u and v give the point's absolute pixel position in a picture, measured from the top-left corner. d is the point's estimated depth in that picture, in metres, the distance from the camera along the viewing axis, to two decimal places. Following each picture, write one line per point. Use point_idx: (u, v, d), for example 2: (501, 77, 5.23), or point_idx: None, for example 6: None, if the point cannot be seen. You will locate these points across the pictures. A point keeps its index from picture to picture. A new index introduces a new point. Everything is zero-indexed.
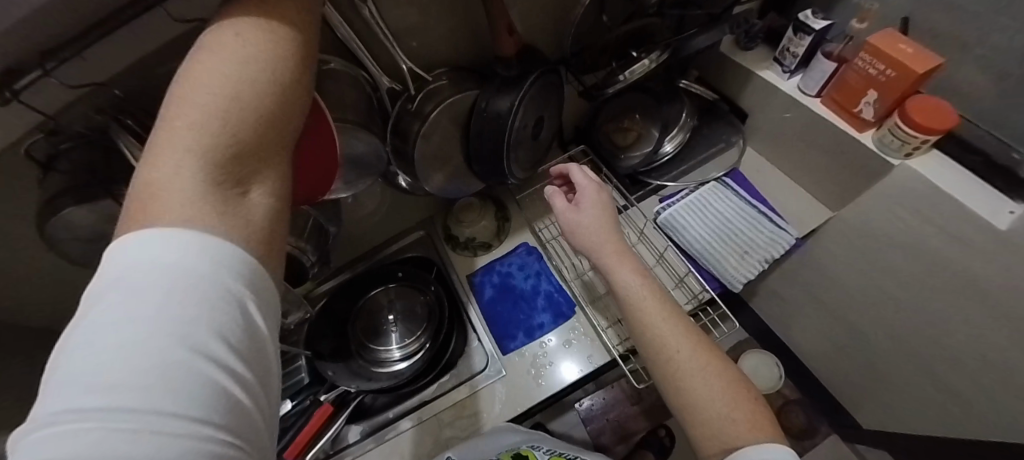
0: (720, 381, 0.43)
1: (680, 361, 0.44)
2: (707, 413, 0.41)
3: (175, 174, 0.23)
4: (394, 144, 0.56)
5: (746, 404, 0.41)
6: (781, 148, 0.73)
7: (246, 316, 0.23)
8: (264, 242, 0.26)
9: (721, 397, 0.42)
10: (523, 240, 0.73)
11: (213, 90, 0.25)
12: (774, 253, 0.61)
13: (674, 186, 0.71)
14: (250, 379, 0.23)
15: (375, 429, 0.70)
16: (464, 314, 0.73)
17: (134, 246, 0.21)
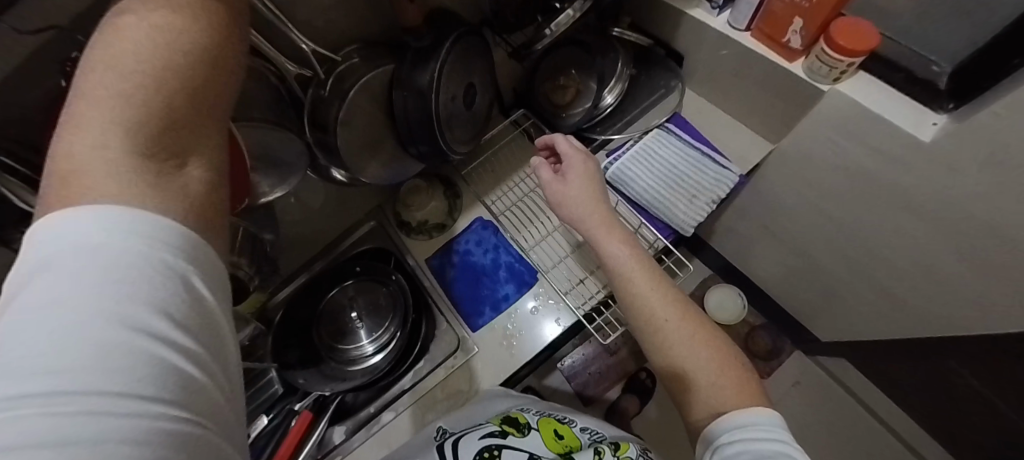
0: (708, 349, 0.43)
1: (669, 327, 0.44)
2: (696, 378, 0.41)
3: (97, 146, 0.19)
4: (315, 137, 0.52)
5: (734, 371, 0.41)
6: (719, 87, 0.73)
7: (194, 291, 0.20)
8: (206, 219, 0.22)
9: (709, 364, 0.42)
10: (477, 215, 0.71)
11: (132, 45, 0.21)
12: (722, 192, 0.62)
13: (619, 139, 0.69)
14: (207, 358, 0.20)
15: (359, 426, 0.70)
16: (429, 298, 0.71)
17: (57, 225, 0.17)
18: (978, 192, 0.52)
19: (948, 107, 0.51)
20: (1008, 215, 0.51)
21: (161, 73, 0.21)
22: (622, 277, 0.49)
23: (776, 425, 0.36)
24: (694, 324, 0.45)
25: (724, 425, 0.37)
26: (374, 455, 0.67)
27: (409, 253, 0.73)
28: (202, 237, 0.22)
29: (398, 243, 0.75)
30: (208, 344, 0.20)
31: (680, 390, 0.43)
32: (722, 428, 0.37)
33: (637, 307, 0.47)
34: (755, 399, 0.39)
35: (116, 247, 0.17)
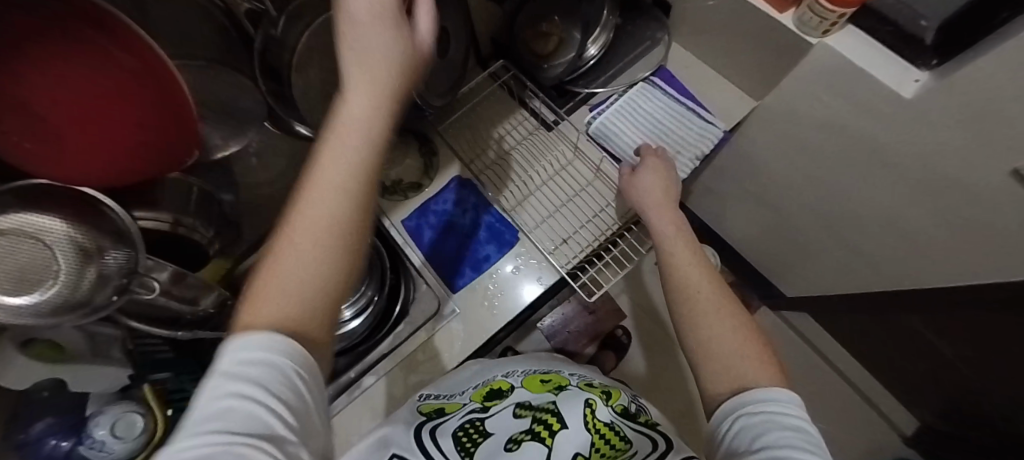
0: (733, 320, 0.39)
1: (699, 297, 0.42)
2: (714, 343, 0.38)
3: (286, 274, 0.22)
4: (270, 90, 0.48)
5: (762, 355, 0.36)
6: (706, 38, 0.70)
7: (299, 391, 0.20)
8: (326, 326, 0.24)
9: (732, 337, 0.38)
10: (454, 173, 0.68)
11: (331, 178, 0.24)
12: (706, 147, 0.61)
13: (604, 93, 0.67)
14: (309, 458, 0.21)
15: (340, 392, 0.66)
16: (405, 259, 0.68)
17: (244, 344, 0.20)
18: (953, 150, 0.52)
19: (932, 64, 0.49)
20: (978, 173, 0.52)
21: (330, 192, 0.24)
22: (664, 248, 0.48)
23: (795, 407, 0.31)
24: (727, 300, 0.41)
25: (756, 401, 0.32)
26: (359, 418, 0.65)
27: (384, 214, 0.68)
28: (314, 351, 0.23)
29: (372, 203, 0.71)
30: (308, 424, 0.21)
31: (693, 357, 0.39)
32: (749, 404, 0.32)
33: (674, 275, 0.45)
34: (780, 382, 0.34)
35: (253, 356, 0.19)
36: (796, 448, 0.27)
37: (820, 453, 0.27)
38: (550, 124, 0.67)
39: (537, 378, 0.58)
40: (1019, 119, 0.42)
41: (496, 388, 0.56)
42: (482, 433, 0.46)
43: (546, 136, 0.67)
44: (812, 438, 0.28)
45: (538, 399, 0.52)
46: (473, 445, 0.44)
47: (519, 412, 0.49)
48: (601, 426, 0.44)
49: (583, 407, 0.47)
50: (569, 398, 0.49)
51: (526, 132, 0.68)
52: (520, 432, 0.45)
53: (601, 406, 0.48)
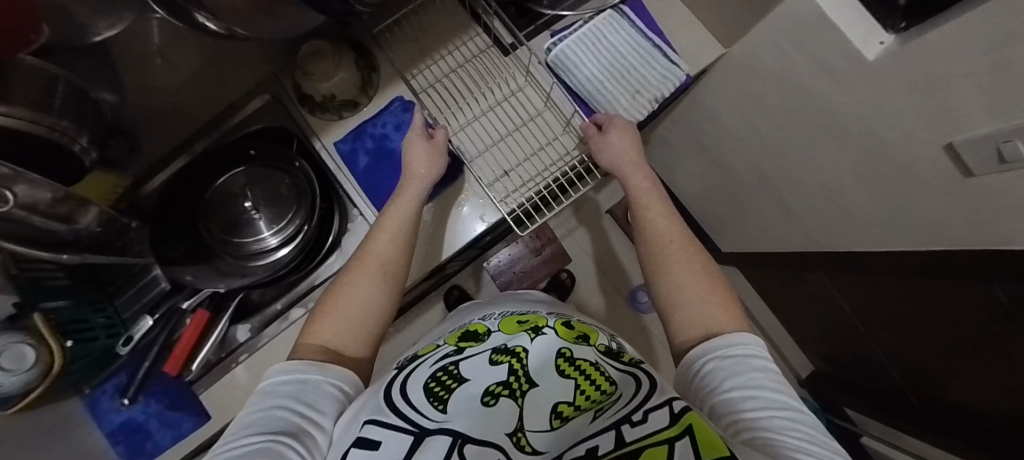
0: (702, 284, 0.46)
1: (665, 256, 0.49)
2: (688, 303, 0.45)
3: None
4: None
5: (721, 298, 0.45)
6: None
7: None
8: None
9: (695, 288, 0.46)
10: (397, 94, 0.61)
11: None
12: (666, 91, 0.58)
13: (569, 19, 0.62)
14: None
15: (268, 322, 0.65)
16: (338, 188, 0.63)
17: None
18: (895, 112, 0.53)
19: (899, 27, 0.48)
20: (910, 137, 0.54)
21: None
22: (639, 210, 0.54)
23: (755, 349, 0.38)
24: (689, 254, 0.49)
25: (717, 344, 0.40)
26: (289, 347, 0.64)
27: (314, 136, 0.62)
28: None
29: (301, 124, 0.63)
30: None
31: (667, 311, 0.46)
32: (710, 350, 0.40)
33: (647, 235, 0.52)
34: (741, 327, 0.42)
35: None
36: (749, 372, 0.36)
37: (764, 369, 0.36)
38: (507, 48, 0.61)
39: (514, 320, 0.59)
40: (957, 89, 0.44)
41: (473, 332, 0.58)
42: (456, 379, 0.44)
43: (501, 60, 0.61)
44: (761, 363, 0.37)
45: (517, 343, 0.50)
46: (445, 393, 0.42)
47: (496, 358, 0.48)
48: (584, 369, 0.44)
49: (560, 353, 0.47)
50: (545, 345, 0.49)
51: (478, 54, 0.61)
52: (495, 383, 0.43)
53: (581, 350, 0.49)
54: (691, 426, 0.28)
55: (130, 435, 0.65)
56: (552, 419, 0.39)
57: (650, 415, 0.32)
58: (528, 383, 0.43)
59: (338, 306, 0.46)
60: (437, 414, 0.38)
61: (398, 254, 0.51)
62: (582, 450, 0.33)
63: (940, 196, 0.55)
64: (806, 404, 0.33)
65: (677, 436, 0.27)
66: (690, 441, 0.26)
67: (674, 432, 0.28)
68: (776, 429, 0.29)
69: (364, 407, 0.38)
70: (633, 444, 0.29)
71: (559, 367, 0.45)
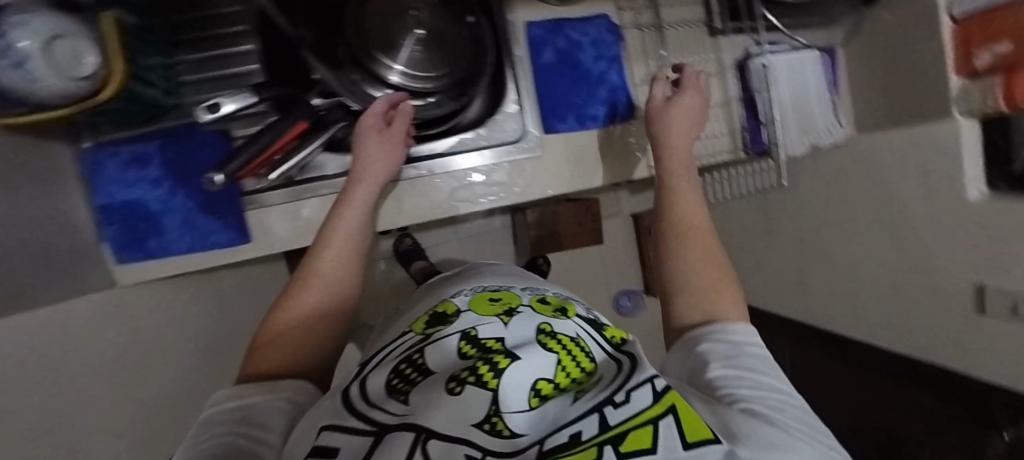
0: (704, 264, 0.43)
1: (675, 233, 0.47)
2: (689, 281, 0.42)
3: None
4: None
5: (725, 283, 0.42)
6: (871, 49, 0.70)
7: None
8: None
9: (706, 272, 0.43)
10: (603, 11, 0.59)
11: None
12: (823, 142, 0.65)
13: (779, 37, 0.65)
14: None
15: (355, 167, 0.57)
16: (503, 66, 0.58)
17: None
18: (963, 251, 0.64)
19: (998, 186, 0.60)
20: (957, 270, 0.66)
21: None
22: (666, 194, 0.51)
23: (754, 334, 0.35)
24: (707, 242, 0.46)
25: (715, 328, 0.36)
26: None
27: (509, 6, 0.57)
28: None
29: None
30: None
31: (672, 280, 0.44)
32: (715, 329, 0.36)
33: (671, 218, 0.48)
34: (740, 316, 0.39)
35: None
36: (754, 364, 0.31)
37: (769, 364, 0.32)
38: (715, 31, 0.62)
39: (486, 297, 0.45)
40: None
41: (439, 313, 0.42)
42: (422, 372, 0.30)
43: (702, 37, 0.62)
44: (764, 356, 0.33)
45: (489, 328, 0.35)
46: (410, 387, 0.29)
47: (463, 346, 0.33)
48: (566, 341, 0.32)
49: (540, 326, 0.35)
50: (521, 324, 0.36)
51: (689, 20, 0.61)
52: (462, 369, 0.28)
53: (562, 323, 0.37)
54: (675, 404, 0.21)
55: (136, 221, 0.53)
56: (529, 398, 0.25)
57: (632, 392, 0.22)
58: (503, 355, 0.28)
59: (291, 326, 0.39)
60: (396, 408, 0.25)
61: (355, 262, 0.45)
62: (557, 436, 0.20)
63: (951, 322, 0.69)
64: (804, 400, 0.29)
65: (659, 414, 0.20)
66: (676, 422, 0.20)
67: (656, 409, 0.21)
68: (769, 414, 0.25)
69: (313, 416, 0.27)
70: (614, 425, 0.20)
71: (541, 340, 0.32)
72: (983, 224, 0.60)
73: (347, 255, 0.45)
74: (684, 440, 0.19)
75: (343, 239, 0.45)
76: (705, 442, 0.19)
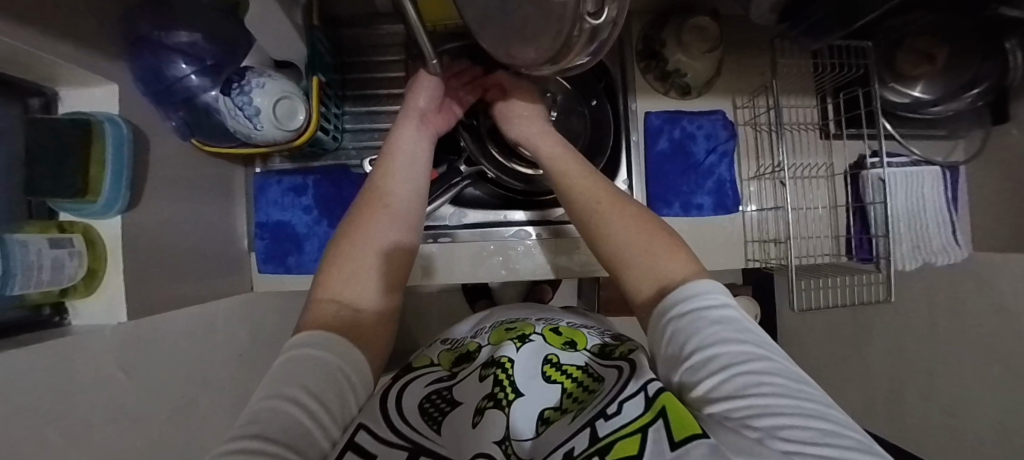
0: (638, 230, 0.40)
1: (597, 210, 0.43)
2: (634, 259, 0.39)
3: None
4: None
5: (662, 241, 0.39)
6: (999, 172, 0.65)
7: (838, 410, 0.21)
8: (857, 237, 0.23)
9: (637, 239, 0.39)
10: (721, 107, 0.63)
11: None
12: (937, 260, 0.62)
13: (898, 147, 0.64)
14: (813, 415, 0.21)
15: (471, 222, 0.63)
16: (620, 149, 0.63)
17: None
18: None
19: None
20: None
21: None
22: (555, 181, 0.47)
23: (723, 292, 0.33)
24: (626, 212, 0.42)
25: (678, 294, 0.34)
26: (472, 259, 0.62)
27: (633, 95, 0.62)
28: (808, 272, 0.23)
29: (625, 73, 0.63)
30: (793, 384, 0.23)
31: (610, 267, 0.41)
32: (670, 298, 0.34)
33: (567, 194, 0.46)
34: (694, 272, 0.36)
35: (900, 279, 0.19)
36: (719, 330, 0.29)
37: (737, 316, 0.30)
38: (828, 135, 0.63)
39: (504, 330, 0.47)
40: None
41: (461, 352, 0.47)
42: (451, 403, 0.35)
43: (816, 141, 0.63)
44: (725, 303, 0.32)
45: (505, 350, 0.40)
46: (440, 416, 0.33)
47: (483, 372, 0.38)
48: (573, 373, 0.37)
49: (547, 356, 0.39)
50: (527, 349, 0.40)
51: (803, 123, 0.63)
52: (484, 399, 0.34)
53: (570, 355, 0.41)
54: (666, 408, 0.24)
55: (281, 238, 0.60)
56: (536, 425, 0.32)
57: (625, 405, 0.26)
58: (515, 390, 0.34)
59: (347, 266, 0.38)
60: (432, 434, 0.30)
61: (415, 191, 0.46)
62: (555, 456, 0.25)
63: None
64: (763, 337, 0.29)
65: (649, 421, 0.23)
66: (664, 427, 0.22)
67: (647, 417, 0.24)
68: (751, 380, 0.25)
69: (365, 408, 0.31)
70: (602, 437, 0.24)
71: (546, 372, 0.37)
72: None
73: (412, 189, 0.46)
74: (671, 439, 0.21)
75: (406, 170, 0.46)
76: (690, 438, 0.21)
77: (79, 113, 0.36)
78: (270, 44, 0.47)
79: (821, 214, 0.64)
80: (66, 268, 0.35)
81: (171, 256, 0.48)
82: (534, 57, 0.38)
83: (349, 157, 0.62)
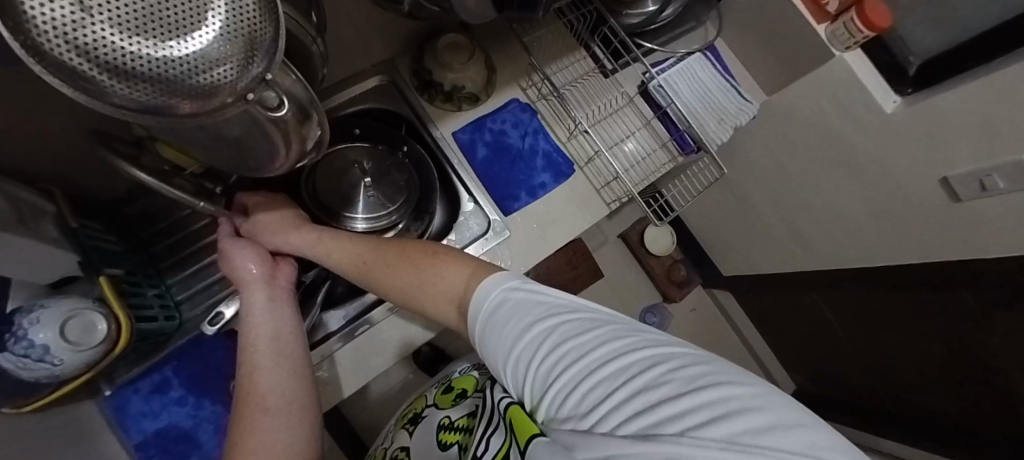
0: (417, 262, 0.43)
1: (367, 263, 0.47)
2: (426, 288, 0.41)
3: None
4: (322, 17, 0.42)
5: (439, 260, 0.42)
6: (742, 30, 0.77)
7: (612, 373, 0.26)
8: None
9: (422, 271, 0.42)
10: (512, 96, 0.67)
11: None
12: (742, 121, 0.71)
13: (663, 53, 0.73)
14: (595, 385, 0.26)
15: (357, 314, 0.61)
16: (451, 174, 0.66)
17: None
18: (907, 158, 0.67)
19: (906, 92, 0.63)
20: (915, 171, 0.67)
21: None
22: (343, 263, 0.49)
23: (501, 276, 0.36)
24: (409, 248, 0.45)
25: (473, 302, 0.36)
26: (372, 347, 0.60)
27: (433, 125, 0.65)
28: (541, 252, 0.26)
29: (416, 110, 0.66)
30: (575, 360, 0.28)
31: (414, 306, 0.43)
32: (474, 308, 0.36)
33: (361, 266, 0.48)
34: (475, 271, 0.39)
35: None
36: (514, 324, 0.32)
37: (530, 291, 0.34)
38: (608, 72, 0.70)
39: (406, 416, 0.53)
40: (993, 134, 0.55)
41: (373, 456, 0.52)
42: None
43: (602, 82, 0.70)
44: (512, 291, 0.34)
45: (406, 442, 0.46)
46: None
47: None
48: (456, 428, 0.41)
49: (440, 425, 0.44)
50: (423, 429, 0.45)
51: (583, 73, 0.69)
52: None
53: (458, 409, 0.45)
54: (512, 421, 0.30)
55: (170, 445, 0.54)
56: None
57: (491, 440, 0.32)
58: None
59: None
60: None
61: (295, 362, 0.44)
62: None
63: (939, 222, 0.68)
64: (557, 307, 0.32)
65: (507, 446, 0.29)
66: (515, 445, 0.28)
67: (505, 443, 0.30)
68: (553, 367, 0.29)
69: None
70: None
71: (440, 441, 0.41)
72: (906, 131, 0.64)
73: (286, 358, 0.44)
74: (520, 448, 0.27)
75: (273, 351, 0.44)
76: (531, 438, 0.27)
77: None
78: (36, 272, 0.43)
79: (641, 134, 0.70)
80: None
81: None
82: (272, 158, 0.39)
83: (197, 326, 0.58)
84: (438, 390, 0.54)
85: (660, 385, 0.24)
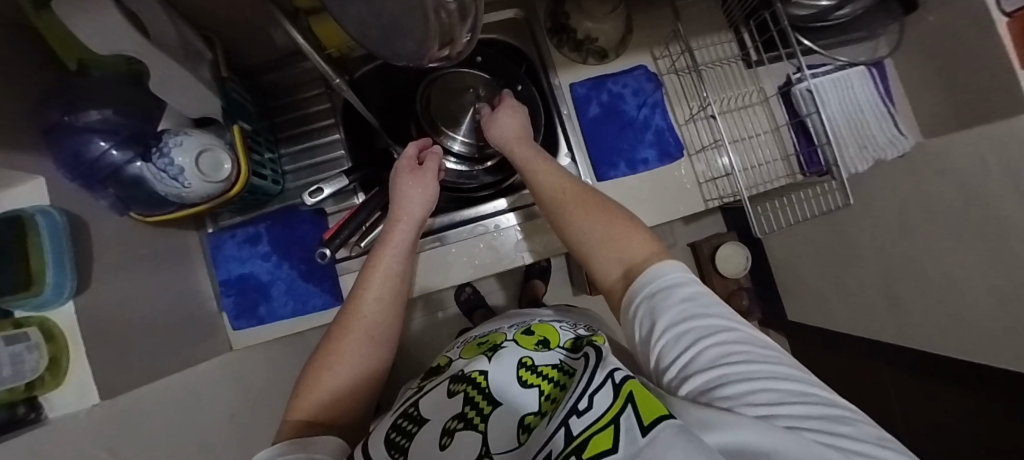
0: (591, 214, 0.43)
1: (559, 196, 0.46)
2: (592, 242, 0.42)
3: None
4: None
5: (618, 225, 0.42)
6: (921, 56, 0.67)
7: (790, 400, 0.23)
8: None
9: (596, 224, 0.42)
10: (642, 63, 0.64)
11: None
12: (889, 154, 0.63)
13: (819, 58, 0.65)
14: (766, 396, 0.24)
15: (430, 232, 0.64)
16: (557, 125, 0.65)
17: None
18: None
19: None
20: None
21: None
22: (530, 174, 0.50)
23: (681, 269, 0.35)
24: (591, 200, 0.45)
25: (646, 276, 0.36)
26: (438, 265, 0.62)
27: (553, 71, 0.64)
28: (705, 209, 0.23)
29: (541, 52, 0.65)
30: (749, 370, 0.26)
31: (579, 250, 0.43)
32: (642, 283, 0.36)
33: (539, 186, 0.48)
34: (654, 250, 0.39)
35: None
36: (685, 309, 0.31)
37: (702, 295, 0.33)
38: (750, 64, 0.65)
39: (475, 344, 0.50)
40: None
41: (433, 369, 0.49)
42: (416, 422, 0.37)
43: (741, 72, 0.64)
44: (695, 291, 0.33)
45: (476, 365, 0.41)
46: (407, 440, 0.34)
47: (455, 389, 0.39)
48: (546, 375, 0.37)
49: (521, 362, 0.39)
50: (500, 360, 0.40)
51: (723, 58, 0.64)
52: (452, 417, 0.34)
53: (543, 355, 0.41)
54: (633, 392, 0.22)
55: (248, 291, 0.61)
56: (517, 434, 0.30)
57: (595, 395, 0.24)
58: (488, 404, 0.34)
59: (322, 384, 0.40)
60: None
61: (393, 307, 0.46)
62: None
63: None
64: (737, 326, 0.31)
65: (620, 409, 0.22)
66: (633, 412, 0.21)
67: (616, 406, 0.22)
68: (718, 361, 0.27)
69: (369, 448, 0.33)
70: (576, 434, 0.22)
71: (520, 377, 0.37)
72: None
73: (392, 300, 0.46)
74: (640, 424, 0.20)
75: (385, 281, 0.47)
76: (661, 418, 0.20)
77: (11, 212, 0.37)
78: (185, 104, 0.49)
79: (764, 139, 0.64)
80: (28, 363, 0.34)
81: (153, 320, 0.50)
82: (417, 50, 0.38)
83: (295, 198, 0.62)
84: (517, 330, 0.49)
85: (850, 427, 0.22)
